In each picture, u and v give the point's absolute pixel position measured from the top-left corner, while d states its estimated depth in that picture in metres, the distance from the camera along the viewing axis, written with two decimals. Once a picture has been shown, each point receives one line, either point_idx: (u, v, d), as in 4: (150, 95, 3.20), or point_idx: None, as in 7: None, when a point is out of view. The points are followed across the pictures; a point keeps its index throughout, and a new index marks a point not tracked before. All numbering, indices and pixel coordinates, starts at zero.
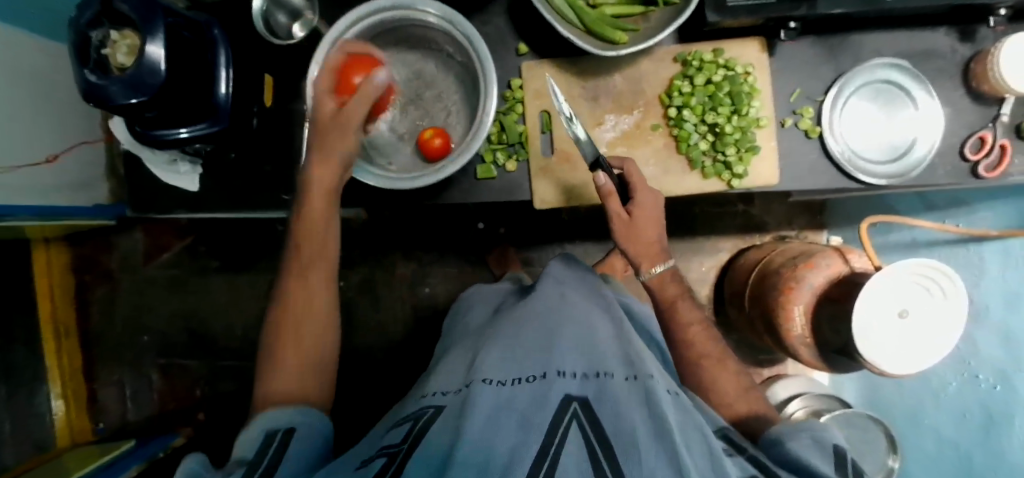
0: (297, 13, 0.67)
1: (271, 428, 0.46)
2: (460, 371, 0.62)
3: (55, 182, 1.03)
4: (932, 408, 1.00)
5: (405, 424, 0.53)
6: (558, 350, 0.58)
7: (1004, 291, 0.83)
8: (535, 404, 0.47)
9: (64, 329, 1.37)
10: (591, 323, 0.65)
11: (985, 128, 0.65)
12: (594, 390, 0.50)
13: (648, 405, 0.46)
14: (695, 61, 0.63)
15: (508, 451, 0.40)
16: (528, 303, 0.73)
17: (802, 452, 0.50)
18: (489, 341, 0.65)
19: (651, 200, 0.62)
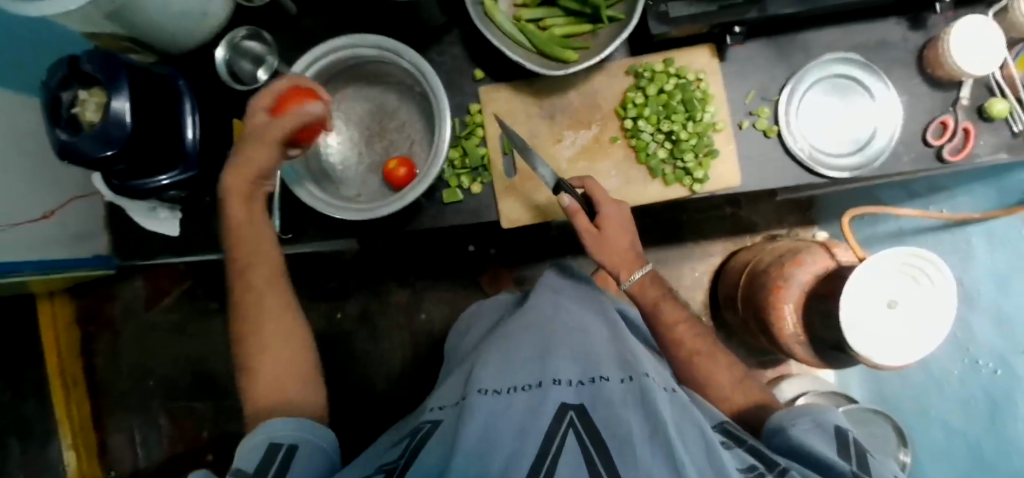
0: (260, 59, 0.69)
1: (276, 441, 0.49)
2: (455, 384, 0.64)
3: (57, 236, 1.05)
4: (936, 397, 0.96)
5: (404, 438, 0.55)
6: (552, 356, 0.59)
7: (994, 274, 0.83)
8: (532, 413, 0.49)
9: (72, 378, 1.37)
10: (584, 327, 0.66)
11: (946, 112, 0.65)
12: (590, 395, 0.51)
13: (641, 408, 0.48)
14: (647, 72, 0.65)
15: (504, 464, 0.42)
16: (522, 313, 0.72)
17: (806, 439, 0.50)
18: (483, 350, 0.66)
19: (616, 213, 0.64)
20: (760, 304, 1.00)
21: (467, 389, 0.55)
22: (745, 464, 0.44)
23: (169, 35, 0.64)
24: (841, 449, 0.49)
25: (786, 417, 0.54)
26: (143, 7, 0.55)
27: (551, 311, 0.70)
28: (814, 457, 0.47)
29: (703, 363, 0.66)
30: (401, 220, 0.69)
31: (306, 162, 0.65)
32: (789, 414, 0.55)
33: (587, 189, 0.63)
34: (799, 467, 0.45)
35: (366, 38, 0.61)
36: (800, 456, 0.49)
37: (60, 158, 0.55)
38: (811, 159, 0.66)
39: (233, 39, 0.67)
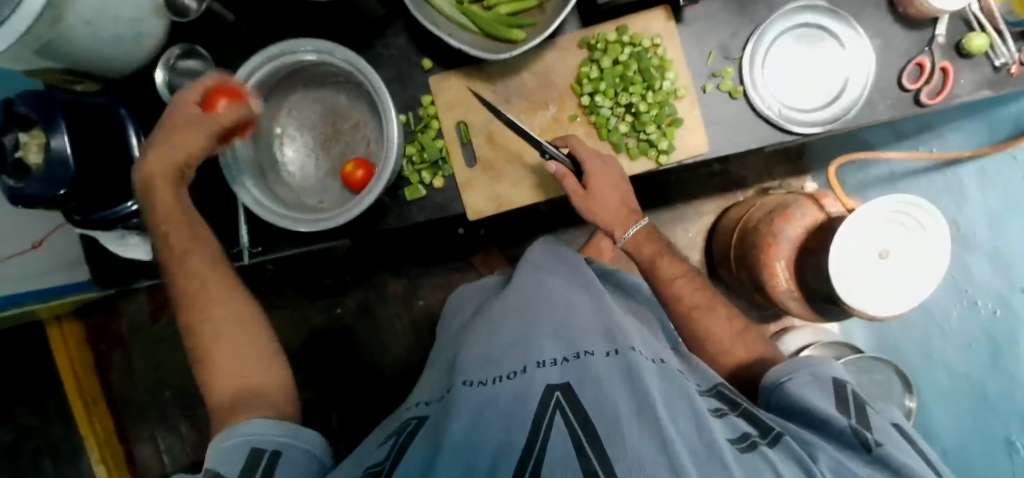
0: (201, 75, 0.69)
1: (258, 446, 0.45)
2: (442, 377, 0.60)
3: (51, 265, 1.05)
4: (939, 342, 0.90)
5: (388, 441, 0.50)
6: (537, 336, 0.54)
7: (986, 211, 0.77)
8: (517, 401, 0.43)
9: (91, 397, 1.35)
10: (568, 298, 0.61)
11: (923, 53, 0.61)
12: (577, 373, 0.46)
13: (631, 384, 0.44)
14: (600, 43, 0.63)
15: (494, 458, 0.38)
16: (502, 295, 0.66)
17: (803, 394, 0.48)
18: (468, 337, 0.61)
19: (603, 169, 0.63)
20: (751, 263, 0.94)
21: (454, 384, 0.51)
22: (738, 433, 0.42)
23: (108, 60, 0.63)
24: (839, 401, 0.48)
25: (782, 373, 0.53)
26: (71, 36, 0.53)
27: (536, 287, 0.64)
28: (814, 416, 0.46)
29: (702, 320, 0.63)
30: (369, 220, 0.69)
31: (262, 175, 0.65)
32: (786, 368, 0.53)
33: (573, 147, 0.63)
34: (792, 431, 0.44)
35: (302, 43, 0.60)
36: (799, 414, 0.48)
37: (14, 205, 0.55)
38: (780, 117, 0.63)
39: (168, 61, 0.68)
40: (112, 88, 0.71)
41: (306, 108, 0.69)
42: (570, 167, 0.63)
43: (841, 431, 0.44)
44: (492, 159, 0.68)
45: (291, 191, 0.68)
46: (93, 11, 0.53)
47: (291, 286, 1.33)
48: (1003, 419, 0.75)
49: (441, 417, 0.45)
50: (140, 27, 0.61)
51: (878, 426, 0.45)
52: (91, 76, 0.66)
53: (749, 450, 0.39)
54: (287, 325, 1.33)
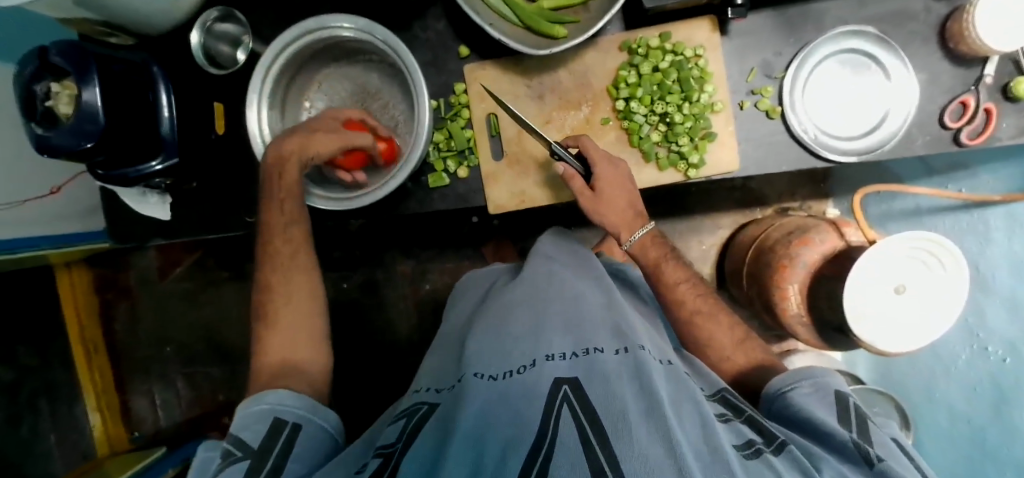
0: (237, 40, 0.71)
1: (280, 417, 0.49)
2: (450, 364, 0.59)
3: (65, 213, 1.06)
4: (944, 382, 0.89)
5: (400, 419, 0.51)
6: (547, 330, 0.53)
7: (1010, 257, 0.76)
8: (526, 397, 0.43)
9: (92, 346, 1.37)
10: (580, 291, 0.61)
11: (968, 91, 0.60)
12: (585, 369, 0.45)
13: (639, 382, 0.43)
14: (641, 48, 0.62)
15: (501, 446, 0.38)
16: (515, 285, 0.66)
17: (807, 406, 0.48)
18: (478, 323, 0.61)
19: (613, 171, 0.62)
20: (763, 282, 0.93)
21: (462, 372, 0.51)
22: (742, 439, 0.41)
23: (145, 16, 0.62)
24: (841, 413, 0.47)
25: (786, 381, 0.52)
26: None
27: (547, 279, 0.64)
28: (817, 426, 0.45)
29: (705, 326, 0.63)
30: (389, 204, 0.69)
31: None
32: (788, 378, 0.53)
33: (584, 148, 0.62)
34: (797, 440, 0.43)
35: (337, 19, 0.59)
36: (802, 425, 0.47)
37: (40, 154, 0.55)
38: (816, 142, 0.62)
39: (205, 23, 0.68)
40: (146, 44, 0.71)
41: (337, 84, 0.69)
42: (579, 169, 0.63)
43: (843, 445, 0.43)
44: (519, 154, 0.67)
45: (316, 169, 0.69)
46: None
47: None
48: (1000, 466, 0.75)
49: (450, 407, 0.45)
50: None
51: (879, 440, 0.45)
52: (127, 30, 0.66)
53: (754, 457, 0.38)
54: None
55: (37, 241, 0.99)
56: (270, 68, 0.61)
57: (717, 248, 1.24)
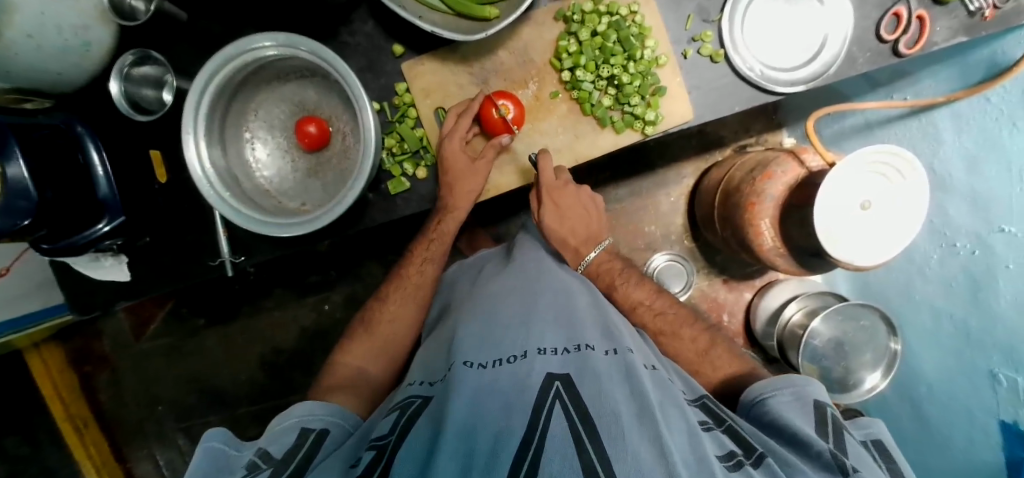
0: (160, 82, 0.66)
1: (307, 426, 0.50)
2: (437, 355, 0.58)
3: (28, 287, 1.00)
4: (921, 283, 0.92)
5: (392, 413, 0.48)
6: (536, 322, 0.54)
7: (964, 153, 0.78)
8: (517, 386, 0.43)
9: (81, 420, 1.32)
10: (568, 290, 0.62)
11: (899, 2, 0.61)
12: (578, 365, 0.46)
13: (630, 384, 0.44)
14: (576, 15, 0.61)
15: (493, 437, 0.37)
16: (501, 279, 0.66)
17: (784, 414, 0.49)
18: (462, 317, 0.60)
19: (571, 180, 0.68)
20: (736, 223, 0.94)
21: (452, 361, 0.51)
22: (724, 450, 0.42)
23: (59, 76, 0.59)
24: (818, 422, 0.48)
25: (767, 388, 0.53)
26: (13, 54, 0.50)
27: (524, 276, 0.65)
28: (795, 436, 0.46)
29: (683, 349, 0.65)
30: (350, 220, 0.68)
31: (239, 185, 0.63)
32: (770, 386, 0.53)
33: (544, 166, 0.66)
34: (776, 454, 0.44)
35: (258, 38, 0.56)
36: (780, 433, 0.48)
37: None
38: (763, 78, 0.62)
39: (121, 69, 0.62)
40: (65, 105, 0.66)
41: (273, 107, 0.66)
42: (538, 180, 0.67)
43: (819, 453, 0.43)
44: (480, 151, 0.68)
45: (270, 197, 0.66)
46: (33, 22, 0.50)
47: (276, 286, 1.30)
48: (986, 353, 0.78)
49: (444, 395, 0.45)
50: (86, 35, 0.57)
51: (852, 451, 0.46)
52: (40, 93, 0.61)
53: (735, 468, 0.39)
54: (279, 325, 1.30)
55: None
56: (204, 92, 0.57)
57: (684, 198, 1.25)
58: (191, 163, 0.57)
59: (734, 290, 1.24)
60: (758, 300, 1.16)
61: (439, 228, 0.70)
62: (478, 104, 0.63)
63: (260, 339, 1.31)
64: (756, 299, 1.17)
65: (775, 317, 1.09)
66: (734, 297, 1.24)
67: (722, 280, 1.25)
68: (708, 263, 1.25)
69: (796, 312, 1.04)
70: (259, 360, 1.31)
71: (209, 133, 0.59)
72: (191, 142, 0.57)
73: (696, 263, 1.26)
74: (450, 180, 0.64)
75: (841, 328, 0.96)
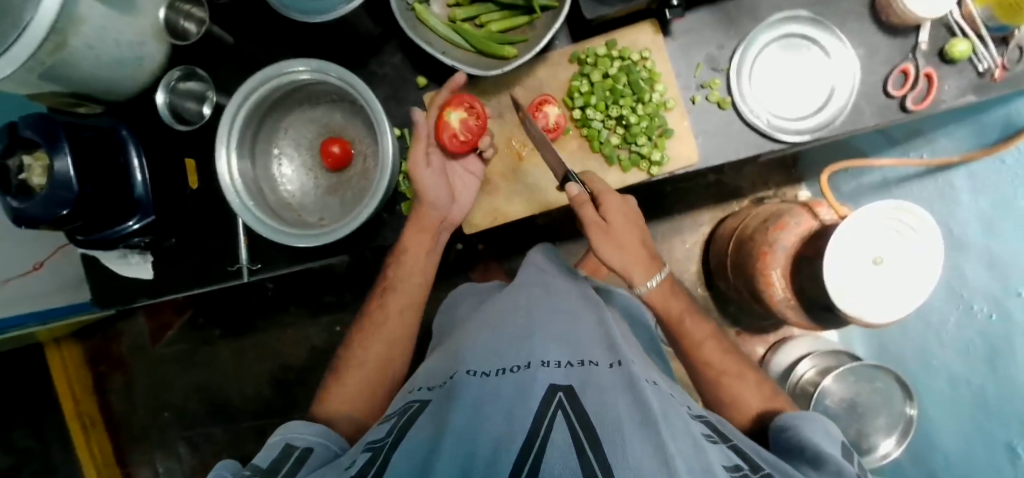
0: (203, 96, 0.73)
1: (292, 442, 0.51)
2: (441, 365, 0.58)
3: None
4: (938, 348, 0.85)
5: (390, 419, 0.49)
6: (540, 336, 0.55)
7: (982, 213, 0.73)
8: (517, 393, 0.43)
9: (89, 419, 1.34)
10: (574, 311, 0.62)
11: (907, 60, 0.64)
12: (580, 378, 0.46)
13: (632, 394, 0.45)
14: (589, 58, 0.65)
15: (493, 441, 0.38)
16: (511, 294, 0.68)
17: (808, 437, 0.47)
18: (467, 334, 0.61)
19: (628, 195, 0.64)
20: (748, 272, 0.90)
21: (455, 370, 0.53)
22: (732, 462, 0.40)
23: (108, 82, 0.66)
24: (845, 454, 0.47)
25: (791, 418, 0.52)
26: (75, 60, 0.58)
27: (529, 296, 0.66)
28: (819, 455, 0.45)
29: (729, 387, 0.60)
30: (366, 235, 0.71)
31: (263, 197, 0.67)
32: (793, 416, 0.52)
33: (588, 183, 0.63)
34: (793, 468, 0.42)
35: (293, 63, 0.61)
36: (802, 455, 0.46)
37: (20, 227, 0.57)
38: (769, 126, 0.64)
39: (169, 83, 0.70)
40: (113, 109, 0.74)
41: (302, 127, 0.71)
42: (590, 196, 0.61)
43: (839, 472, 0.42)
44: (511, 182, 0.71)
45: (291, 210, 0.70)
46: (94, 34, 0.58)
47: (291, 304, 1.32)
48: (1006, 422, 0.70)
49: (446, 401, 0.46)
50: (140, 49, 0.65)
51: None
52: (93, 97, 0.69)
53: None
54: (290, 343, 1.32)
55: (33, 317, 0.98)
56: (239, 109, 0.62)
57: (699, 245, 1.23)
58: (220, 172, 0.61)
59: (746, 343, 1.21)
60: (771, 355, 1.14)
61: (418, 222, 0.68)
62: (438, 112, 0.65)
63: (269, 353, 1.33)
64: (770, 355, 1.14)
65: (787, 375, 1.04)
66: (747, 350, 1.21)
67: (735, 332, 1.22)
68: (721, 313, 1.23)
69: (809, 369, 1.00)
70: (266, 376, 1.33)
71: (239, 146, 0.64)
72: (222, 153, 0.62)
73: (709, 312, 1.23)
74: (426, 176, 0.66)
75: (855, 389, 0.91)
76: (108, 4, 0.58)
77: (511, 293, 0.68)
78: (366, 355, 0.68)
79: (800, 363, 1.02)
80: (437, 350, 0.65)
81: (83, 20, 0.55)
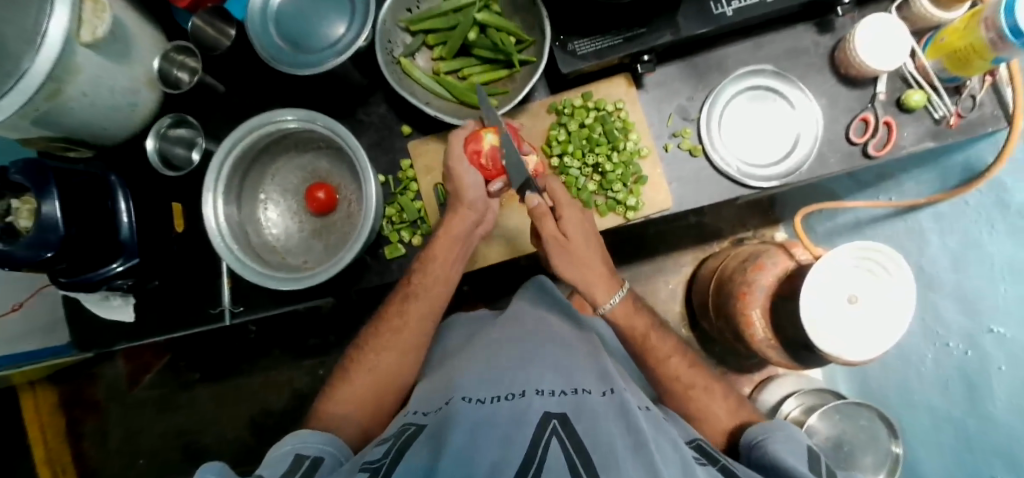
0: (192, 142, 0.75)
1: (301, 452, 0.49)
2: (436, 391, 0.57)
3: None
4: (919, 383, 0.85)
5: (386, 441, 0.47)
6: (533, 367, 0.55)
7: (948, 252, 0.75)
8: (513, 422, 0.43)
9: (60, 467, 1.29)
10: (567, 344, 0.62)
11: (867, 109, 0.67)
12: (574, 407, 0.47)
13: (624, 421, 0.45)
14: (566, 108, 0.68)
15: (490, 468, 0.37)
16: (503, 324, 0.68)
17: (776, 452, 0.48)
18: (459, 364, 0.61)
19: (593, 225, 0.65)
20: (729, 312, 0.92)
21: (451, 396, 0.52)
22: None
23: (99, 128, 0.68)
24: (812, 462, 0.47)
25: (763, 432, 0.52)
26: (68, 108, 0.60)
27: (522, 326, 0.67)
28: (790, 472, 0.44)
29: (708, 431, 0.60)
30: (350, 278, 0.72)
31: (247, 240, 0.68)
32: (765, 430, 0.52)
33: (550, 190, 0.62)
34: None
35: (282, 112, 0.63)
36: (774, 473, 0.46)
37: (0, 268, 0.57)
38: (739, 172, 0.67)
39: (159, 130, 0.72)
40: (103, 154, 0.76)
41: (289, 172, 0.73)
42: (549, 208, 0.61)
43: None
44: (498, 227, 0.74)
45: (275, 253, 0.70)
46: (89, 83, 0.60)
47: (275, 346, 1.30)
48: (988, 460, 0.68)
49: (441, 424, 0.45)
50: (133, 97, 0.68)
51: None
52: (83, 143, 0.71)
53: None
54: (272, 387, 1.30)
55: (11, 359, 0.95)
56: (227, 155, 0.64)
57: (683, 285, 1.25)
58: (206, 215, 0.62)
59: (733, 383, 1.21)
60: (757, 395, 1.13)
61: (450, 231, 0.66)
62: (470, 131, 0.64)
63: (251, 397, 1.30)
64: (756, 396, 1.13)
65: (773, 414, 1.03)
66: None
67: (721, 372, 1.22)
68: (706, 353, 1.23)
69: (795, 408, 0.99)
70: (247, 420, 1.30)
71: (226, 191, 0.65)
72: (209, 198, 0.63)
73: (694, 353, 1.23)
74: (458, 187, 0.64)
75: (840, 427, 0.90)
76: (104, 55, 0.61)
77: (504, 323, 0.68)
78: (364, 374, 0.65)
79: (785, 402, 1.02)
80: (426, 380, 0.64)
81: (78, 70, 0.58)
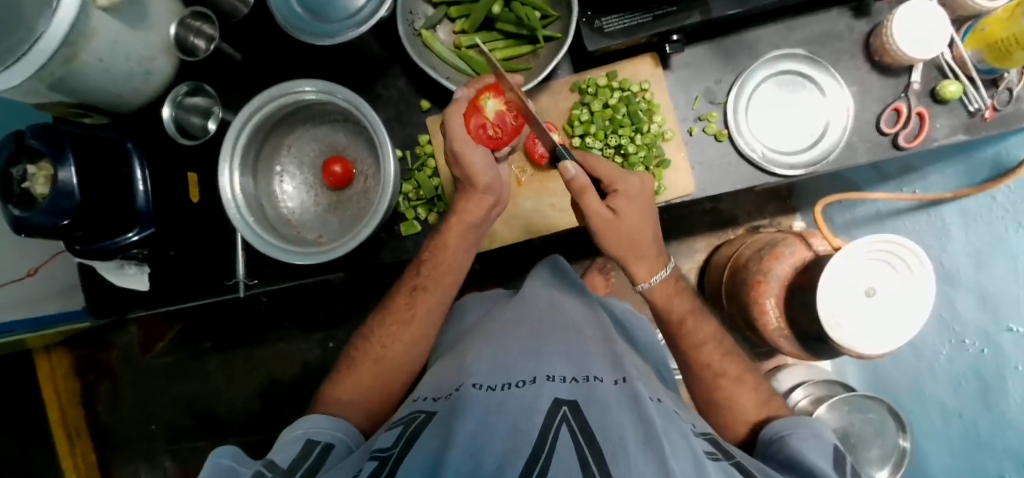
0: (208, 111, 0.74)
1: (313, 438, 0.51)
2: (448, 375, 0.57)
3: None
4: (931, 378, 0.85)
5: (396, 426, 0.47)
6: (547, 353, 0.55)
7: (970, 249, 0.74)
8: (524, 408, 0.43)
9: (75, 429, 1.32)
10: (580, 330, 0.62)
11: (900, 98, 0.65)
12: (584, 394, 0.47)
13: (635, 412, 0.45)
14: (590, 88, 0.67)
15: (499, 454, 0.38)
16: (516, 308, 0.68)
17: (800, 451, 0.47)
18: (473, 346, 0.60)
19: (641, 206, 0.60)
20: (742, 300, 0.91)
21: (461, 381, 0.52)
22: None
23: (115, 95, 0.67)
24: (837, 463, 0.46)
25: (785, 426, 0.52)
26: (83, 74, 0.59)
27: (535, 310, 0.67)
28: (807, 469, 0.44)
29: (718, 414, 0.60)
30: (365, 254, 0.71)
31: (263, 212, 0.67)
32: (787, 425, 0.52)
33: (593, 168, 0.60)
34: None
35: (301, 83, 0.63)
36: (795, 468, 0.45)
37: (17, 234, 0.57)
38: (764, 159, 0.66)
39: (176, 98, 0.71)
40: (119, 120, 0.75)
41: (304, 146, 0.72)
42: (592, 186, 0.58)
43: None
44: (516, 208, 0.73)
45: (291, 227, 0.70)
46: (105, 48, 0.59)
47: (285, 319, 1.31)
48: (997, 458, 0.68)
49: (451, 411, 0.45)
50: (150, 64, 0.67)
51: None
52: (97, 108, 0.70)
53: None
54: (283, 358, 1.31)
55: (27, 323, 0.95)
56: (245, 125, 0.63)
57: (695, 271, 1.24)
58: (223, 187, 0.62)
59: None
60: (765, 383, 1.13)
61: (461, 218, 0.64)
62: (467, 109, 0.60)
63: (261, 367, 1.32)
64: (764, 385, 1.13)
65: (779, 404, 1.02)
66: None
67: None
68: None
69: (803, 398, 0.98)
70: (256, 389, 1.32)
71: (243, 163, 0.65)
72: (225, 170, 0.62)
73: None
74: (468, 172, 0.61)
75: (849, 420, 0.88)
76: (121, 18, 0.59)
77: (513, 308, 0.68)
78: (382, 353, 0.65)
79: (793, 392, 1.00)
80: (438, 361, 0.65)
81: (94, 34, 0.56)
